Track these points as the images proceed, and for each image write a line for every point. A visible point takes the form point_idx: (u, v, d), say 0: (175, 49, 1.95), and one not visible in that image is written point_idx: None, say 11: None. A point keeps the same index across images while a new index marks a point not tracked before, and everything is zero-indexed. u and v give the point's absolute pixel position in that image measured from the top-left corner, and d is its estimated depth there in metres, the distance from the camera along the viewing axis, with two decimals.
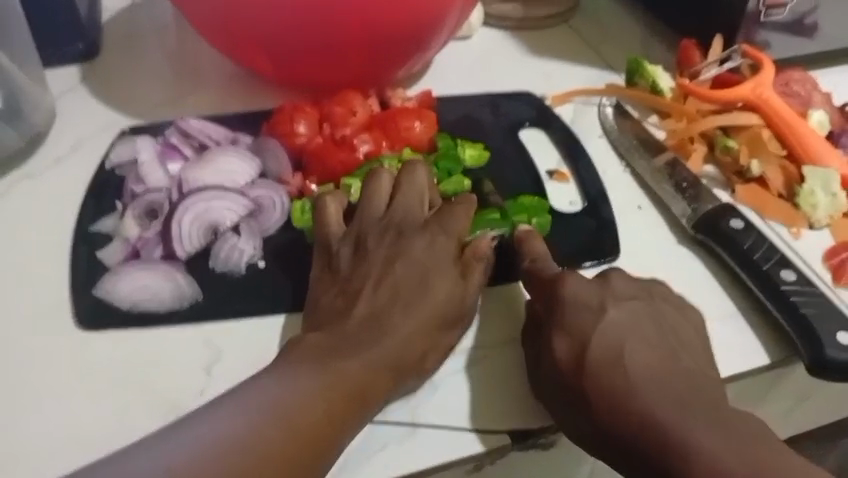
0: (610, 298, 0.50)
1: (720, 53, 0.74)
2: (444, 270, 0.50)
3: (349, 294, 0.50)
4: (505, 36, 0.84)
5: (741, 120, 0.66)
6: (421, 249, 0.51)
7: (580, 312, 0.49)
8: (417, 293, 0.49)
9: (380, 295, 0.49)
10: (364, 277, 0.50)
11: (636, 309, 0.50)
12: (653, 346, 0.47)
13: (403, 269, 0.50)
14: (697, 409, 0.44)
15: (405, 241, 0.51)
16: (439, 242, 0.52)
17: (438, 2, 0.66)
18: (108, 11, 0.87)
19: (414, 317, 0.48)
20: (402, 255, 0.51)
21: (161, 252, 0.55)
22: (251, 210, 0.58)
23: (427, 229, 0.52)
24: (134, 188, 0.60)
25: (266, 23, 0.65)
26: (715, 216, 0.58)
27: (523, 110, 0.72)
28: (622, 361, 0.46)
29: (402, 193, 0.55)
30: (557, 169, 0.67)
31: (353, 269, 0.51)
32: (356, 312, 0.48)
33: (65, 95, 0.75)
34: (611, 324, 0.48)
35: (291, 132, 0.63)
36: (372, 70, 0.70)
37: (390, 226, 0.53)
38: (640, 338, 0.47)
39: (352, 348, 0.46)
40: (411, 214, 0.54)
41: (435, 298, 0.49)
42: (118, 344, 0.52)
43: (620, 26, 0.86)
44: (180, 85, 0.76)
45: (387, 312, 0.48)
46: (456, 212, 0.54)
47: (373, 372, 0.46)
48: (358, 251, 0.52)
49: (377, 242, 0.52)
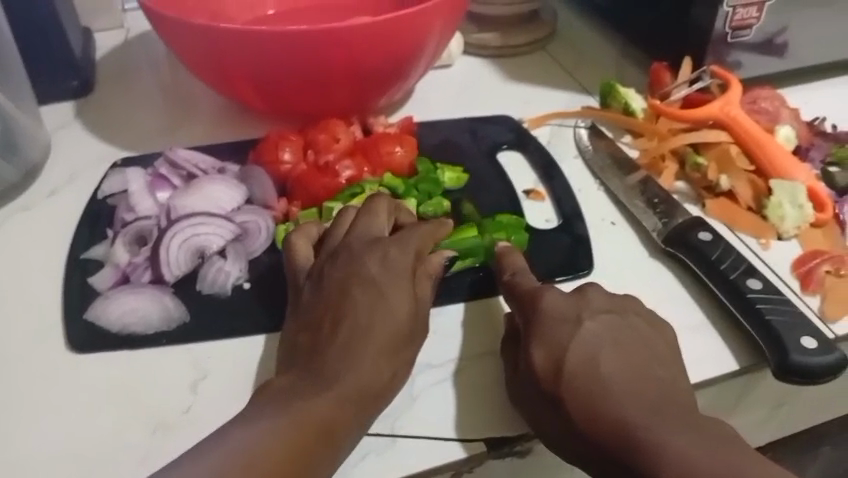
0: (586, 310, 0.51)
1: (690, 74, 0.76)
2: (399, 285, 0.52)
3: (310, 328, 0.51)
4: (484, 64, 0.87)
5: (710, 137, 0.69)
6: (375, 270, 0.52)
7: (557, 325, 0.50)
8: (374, 312, 0.50)
9: (339, 323, 0.50)
10: (322, 307, 0.51)
11: (610, 319, 0.51)
12: (627, 356, 0.48)
13: (359, 291, 0.51)
14: (670, 418, 0.45)
15: (359, 264, 0.53)
16: (393, 258, 0.53)
17: (416, 32, 0.69)
18: (103, 49, 0.90)
19: (372, 339, 0.49)
20: (357, 277, 0.52)
21: (150, 276, 0.58)
22: (237, 234, 0.60)
23: (380, 247, 0.54)
24: (124, 215, 0.62)
25: (251, 57, 0.67)
26: (685, 229, 0.60)
27: (501, 133, 0.75)
28: (599, 373, 0.47)
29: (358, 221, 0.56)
30: (534, 189, 0.69)
31: (312, 299, 0.52)
32: (318, 345, 0.49)
33: (60, 130, 0.78)
34: (587, 336, 0.49)
35: (276, 159, 0.66)
36: (354, 99, 0.73)
37: (344, 250, 0.54)
38: (613, 345, 0.49)
39: (320, 385, 0.47)
40: (364, 236, 0.55)
41: (392, 317, 0.50)
42: (108, 366, 0.53)
43: (595, 51, 0.89)
44: (171, 118, 0.79)
45: (347, 340, 0.49)
46: (412, 232, 0.55)
47: (338, 401, 0.46)
48: (316, 281, 0.53)
49: (332, 267, 0.53)
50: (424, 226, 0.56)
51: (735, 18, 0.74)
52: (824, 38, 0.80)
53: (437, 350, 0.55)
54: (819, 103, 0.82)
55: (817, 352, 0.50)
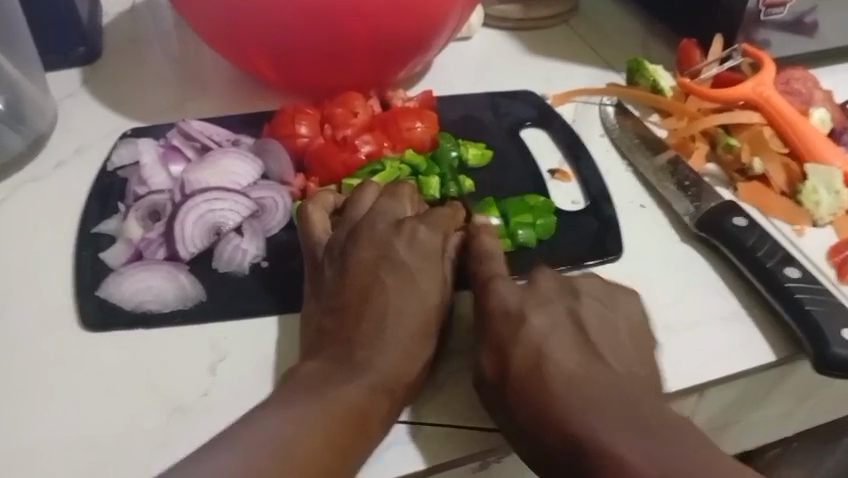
0: (530, 301, 0.50)
1: (721, 53, 0.74)
2: (428, 269, 0.50)
3: (335, 313, 0.49)
4: (505, 37, 0.84)
5: (743, 118, 0.66)
6: (405, 252, 0.51)
7: (499, 321, 0.49)
8: (406, 297, 0.49)
9: (369, 309, 0.48)
10: (349, 290, 0.49)
11: (559, 309, 0.49)
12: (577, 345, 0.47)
13: (389, 276, 0.49)
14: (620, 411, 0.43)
15: (388, 246, 0.51)
16: (421, 241, 0.51)
17: (440, 4, 0.66)
18: (109, 15, 0.87)
19: (406, 327, 0.48)
20: (387, 260, 0.50)
21: (164, 253, 0.55)
22: (253, 210, 0.58)
23: (407, 226, 0.52)
24: (137, 189, 0.60)
25: (267, 25, 0.65)
26: (719, 213, 0.58)
27: (525, 110, 0.72)
28: (541, 366, 0.46)
29: (383, 197, 0.54)
30: (559, 169, 0.67)
31: (336, 281, 0.50)
32: (348, 331, 0.47)
33: (67, 99, 0.75)
34: (531, 327, 0.48)
35: (293, 133, 0.63)
36: (373, 72, 0.70)
37: (366, 228, 0.52)
38: (563, 343, 0.47)
39: (350, 375, 0.45)
40: (390, 213, 0.53)
41: (425, 304, 0.49)
42: (122, 346, 0.52)
43: (619, 26, 0.86)
44: (181, 88, 0.76)
45: (379, 328, 0.47)
46: (440, 213, 0.54)
47: (373, 394, 0.45)
48: (337, 261, 0.51)
49: (356, 247, 0.51)
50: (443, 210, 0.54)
51: None
52: None
53: (462, 335, 0.53)
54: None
55: None
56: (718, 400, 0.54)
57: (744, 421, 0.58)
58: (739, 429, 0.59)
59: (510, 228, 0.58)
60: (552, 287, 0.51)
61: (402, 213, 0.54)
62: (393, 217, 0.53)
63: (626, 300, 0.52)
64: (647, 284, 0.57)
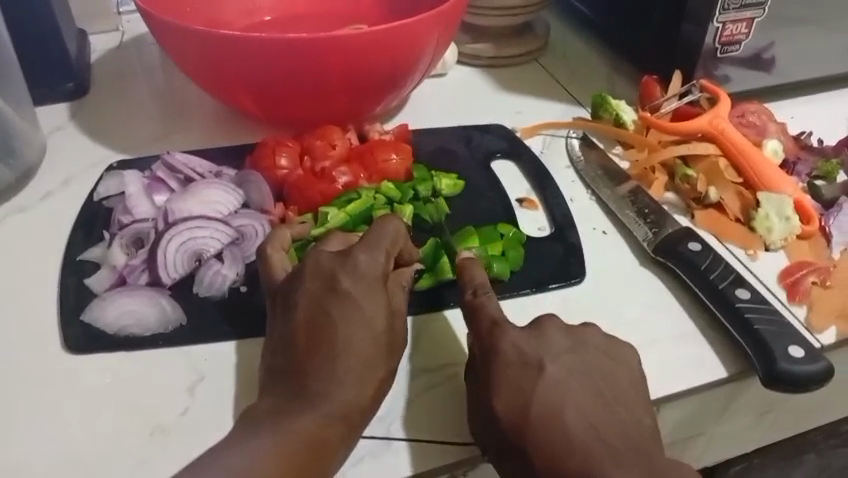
0: (546, 352, 0.49)
1: (680, 88, 0.78)
2: (374, 293, 0.52)
3: (288, 347, 0.50)
4: (477, 74, 0.89)
5: (699, 150, 0.70)
6: (348, 281, 0.52)
7: (517, 368, 0.48)
8: (352, 326, 0.50)
9: (319, 340, 0.50)
10: (297, 324, 0.51)
11: (571, 357, 0.50)
12: (592, 393, 0.48)
13: (334, 306, 0.51)
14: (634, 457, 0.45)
15: (331, 277, 0.52)
16: (365, 267, 0.53)
17: (414, 42, 0.70)
18: (97, 52, 0.91)
19: (353, 354, 0.49)
20: (331, 292, 0.52)
21: (146, 279, 0.58)
22: (234, 238, 0.60)
23: (350, 254, 0.54)
24: (121, 218, 0.62)
25: (250, 63, 0.68)
26: (675, 240, 0.62)
27: (495, 142, 0.76)
28: (562, 423, 0.46)
29: None
30: (527, 197, 0.70)
31: (286, 318, 0.52)
32: (299, 364, 0.49)
33: (55, 132, 0.78)
34: (549, 380, 0.47)
35: (273, 164, 0.67)
36: (351, 106, 0.74)
37: (310, 263, 0.54)
38: (577, 388, 0.48)
39: (303, 407, 0.47)
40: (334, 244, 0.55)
41: (372, 331, 0.51)
42: (106, 367, 0.54)
43: (587, 63, 0.91)
44: (167, 121, 0.79)
45: (328, 359, 0.49)
46: (381, 232, 0.55)
47: (325, 424, 0.47)
48: (286, 299, 0.53)
49: (303, 282, 0.53)
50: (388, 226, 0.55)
51: (724, 34, 0.76)
52: (810, 55, 0.82)
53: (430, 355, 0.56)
54: (804, 118, 0.84)
55: (802, 360, 0.52)
56: (678, 415, 0.57)
57: (704, 437, 0.61)
58: (701, 444, 0.62)
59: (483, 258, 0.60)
60: (562, 333, 0.51)
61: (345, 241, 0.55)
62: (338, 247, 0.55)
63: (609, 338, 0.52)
64: (607, 306, 0.60)
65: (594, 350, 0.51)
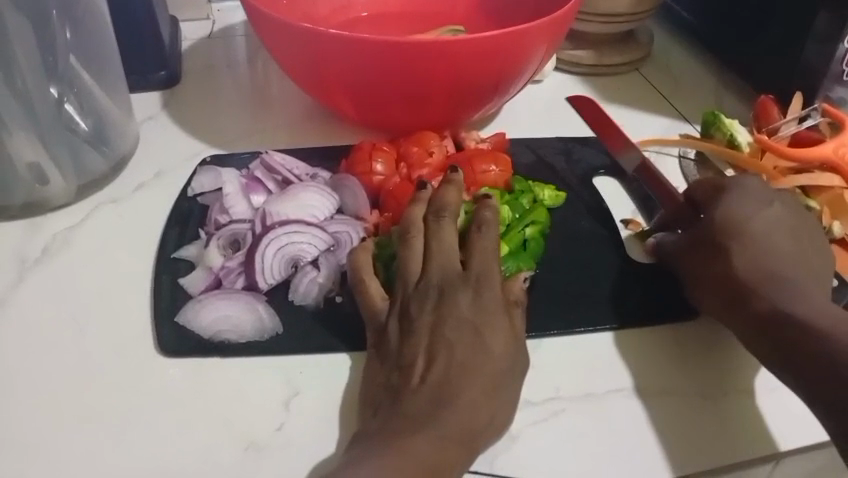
0: (751, 210, 0.57)
1: (800, 111, 0.72)
2: (497, 320, 0.50)
3: (403, 368, 0.48)
4: (577, 82, 0.85)
5: (823, 181, 0.65)
6: (467, 306, 0.50)
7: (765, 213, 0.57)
8: (472, 354, 0.48)
9: (436, 363, 0.47)
10: (415, 348, 0.48)
11: (766, 214, 0.57)
12: (798, 273, 0.54)
13: (454, 332, 0.48)
14: (789, 263, 0.54)
15: (452, 300, 0.50)
16: (487, 294, 0.51)
17: (525, 48, 0.67)
18: (188, 40, 0.90)
19: (474, 384, 0.47)
20: (450, 318, 0.49)
21: (243, 283, 0.56)
22: (329, 244, 0.58)
23: (473, 282, 0.51)
24: (218, 217, 0.61)
25: (355, 68, 0.66)
26: None
27: (598, 158, 0.72)
28: (737, 255, 0.55)
29: (436, 250, 0.53)
30: (632, 218, 0.67)
31: (401, 345, 0.49)
32: (412, 388, 0.47)
33: (148, 121, 0.77)
34: (765, 247, 0.55)
35: (369, 171, 0.65)
36: (451, 112, 0.71)
37: (432, 288, 0.51)
38: (770, 235, 0.56)
39: (416, 425, 0.45)
40: (448, 269, 0.52)
41: (491, 362, 0.48)
42: (200, 374, 0.52)
43: (693, 76, 0.86)
44: (258, 115, 0.78)
45: (444, 381, 0.47)
46: (479, 242, 0.53)
47: (442, 449, 0.44)
48: (403, 324, 0.50)
49: (421, 307, 0.50)
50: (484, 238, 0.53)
51: None
52: None
53: (531, 387, 0.53)
54: None
55: None
56: (805, 465, 0.53)
57: None
58: None
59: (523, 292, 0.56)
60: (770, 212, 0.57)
61: (456, 268, 0.52)
62: (452, 276, 0.52)
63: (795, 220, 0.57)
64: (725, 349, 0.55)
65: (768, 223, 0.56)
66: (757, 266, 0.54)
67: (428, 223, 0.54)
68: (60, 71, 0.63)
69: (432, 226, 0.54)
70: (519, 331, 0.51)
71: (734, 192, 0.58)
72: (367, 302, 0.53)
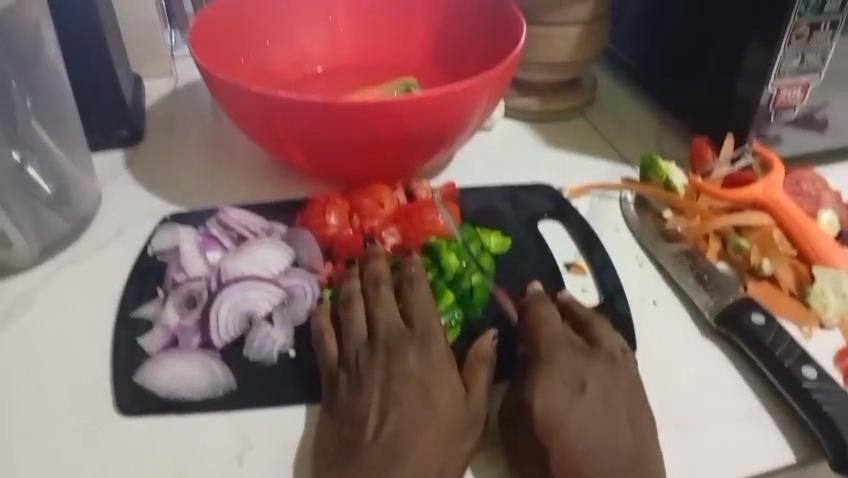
0: (566, 351, 0.56)
1: (733, 153, 0.77)
2: (445, 377, 0.53)
3: (356, 423, 0.51)
4: (525, 128, 0.89)
5: (752, 220, 0.69)
6: (414, 360, 0.53)
7: (596, 361, 0.56)
8: (420, 409, 0.51)
9: (388, 418, 0.50)
10: (366, 402, 0.52)
11: (588, 360, 0.55)
12: (578, 418, 0.52)
13: (402, 389, 0.52)
14: (597, 412, 0.52)
15: (399, 357, 0.54)
16: (432, 349, 0.54)
17: (468, 103, 0.70)
18: (152, 97, 0.93)
19: (424, 435, 0.50)
20: (397, 373, 0.53)
21: (199, 340, 0.58)
22: (283, 299, 0.61)
23: (419, 337, 0.55)
24: (175, 275, 0.63)
25: (305, 127, 0.69)
26: (729, 313, 0.62)
27: (543, 203, 0.76)
28: (551, 396, 0.53)
29: (376, 311, 0.57)
30: (576, 262, 0.70)
31: (352, 398, 0.52)
32: (365, 443, 0.50)
33: (110, 179, 0.79)
34: (578, 394, 0.53)
35: (323, 223, 0.68)
36: (400, 164, 0.74)
37: (381, 345, 0.55)
38: (595, 381, 0.54)
39: None
40: (392, 327, 0.56)
41: (440, 412, 0.51)
42: (157, 431, 0.54)
43: (636, 119, 0.91)
44: (217, 169, 0.81)
45: (395, 436, 0.50)
46: (421, 299, 0.58)
47: None
48: (353, 379, 0.53)
49: (370, 363, 0.54)
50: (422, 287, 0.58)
51: (779, 97, 0.75)
52: None
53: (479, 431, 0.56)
54: None
55: None
56: None
57: None
58: None
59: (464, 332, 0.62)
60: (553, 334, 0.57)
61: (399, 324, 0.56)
62: (397, 332, 0.56)
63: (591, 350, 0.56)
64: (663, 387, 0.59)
65: (570, 362, 0.55)
66: (568, 414, 0.52)
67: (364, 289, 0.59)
68: (19, 136, 0.66)
69: (370, 292, 0.58)
70: (482, 384, 0.54)
71: (557, 324, 0.58)
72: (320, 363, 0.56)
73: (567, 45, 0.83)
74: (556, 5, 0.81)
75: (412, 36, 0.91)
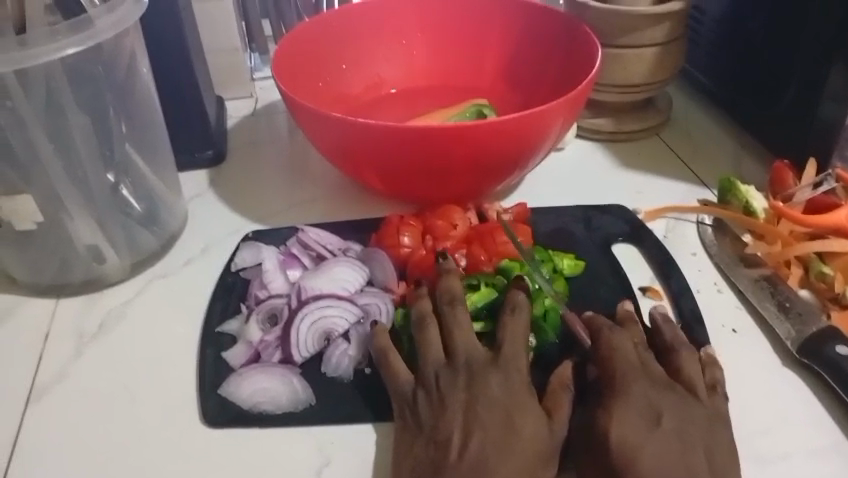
0: (638, 381, 0.55)
1: (814, 177, 0.74)
2: (528, 405, 0.53)
3: (440, 443, 0.52)
4: (598, 149, 0.89)
5: (836, 246, 0.67)
6: (497, 386, 0.54)
7: (672, 393, 0.55)
8: (505, 434, 0.51)
9: (473, 440, 0.51)
10: (450, 424, 0.53)
11: (662, 391, 0.55)
12: (655, 452, 0.51)
13: (486, 412, 0.53)
14: (675, 445, 0.52)
15: (482, 382, 0.54)
16: (515, 375, 0.55)
17: (542, 126, 0.71)
18: (234, 118, 0.97)
19: (510, 461, 0.50)
20: (481, 397, 0.53)
21: (279, 356, 0.61)
22: (359, 317, 0.63)
23: (503, 363, 0.56)
24: (258, 292, 0.66)
25: (382, 150, 0.71)
26: (810, 343, 0.60)
27: (617, 225, 0.76)
28: (628, 427, 0.53)
29: (456, 333, 0.58)
30: (651, 286, 0.69)
31: (436, 419, 0.53)
32: (450, 462, 0.51)
33: (195, 198, 0.83)
34: (655, 427, 0.53)
35: (397, 243, 0.69)
36: (474, 186, 0.75)
37: (462, 368, 0.55)
38: (670, 413, 0.54)
39: None
40: (474, 351, 0.57)
41: (526, 437, 0.51)
42: (240, 443, 0.57)
43: (713, 139, 0.89)
44: (296, 188, 0.84)
45: (481, 460, 0.50)
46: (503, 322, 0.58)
47: None
48: (435, 399, 0.54)
49: (453, 386, 0.54)
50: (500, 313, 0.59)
51: None
52: None
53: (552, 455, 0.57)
54: None
55: None
56: None
57: None
58: None
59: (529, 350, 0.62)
60: (626, 362, 0.57)
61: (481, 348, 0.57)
62: (480, 356, 0.56)
63: (669, 382, 0.56)
64: (742, 418, 0.58)
65: (645, 392, 0.55)
66: (645, 448, 0.52)
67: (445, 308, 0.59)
68: (117, 159, 0.69)
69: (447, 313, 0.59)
70: (563, 410, 0.54)
71: (629, 353, 0.58)
72: (391, 385, 0.57)
73: (642, 66, 0.83)
74: (631, 27, 0.80)
75: (484, 57, 0.92)
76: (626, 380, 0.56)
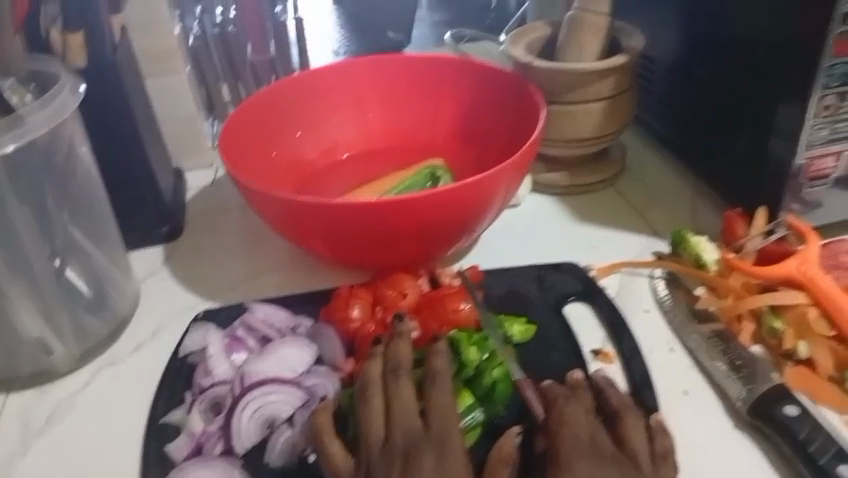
0: (581, 457, 0.54)
1: (765, 226, 0.73)
2: None
3: None
4: (554, 203, 0.89)
5: (788, 299, 0.66)
6: (432, 469, 0.53)
7: (617, 468, 0.53)
8: None
9: None
10: None
11: (604, 465, 0.54)
12: None
13: None
14: None
15: (416, 465, 0.53)
16: (449, 455, 0.54)
17: (487, 191, 0.71)
18: (192, 189, 0.97)
19: None
20: None
21: (222, 447, 0.60)
22: (305, 399, 0.62)
23: (438, 441, 0.54)
24: (202, 380, 0.65)
25: (327, 224, 0.71)
26: (761, 405, 0.59)
27: (570, 283, 0.75)
28: None
29: (396, 411, 0.57)
30: (602, 349, 0.69)
31: None
32: None
33: (149, 277, 0.83)
34: None
35: (346, 317, 0.68)
36: (423, 254, 0.75)
37: (399, 452, 0.54)
38: None
39: None
40: (411, 430, 0.55)
41: None
42: None
43: (669, 187, 0.89)
44: (251, 261, 0.83)
45: None
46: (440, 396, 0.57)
47: None
48: None
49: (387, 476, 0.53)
50: (438, 384, 0.59)
51: (811, 168, 0.71)
52: None
53: None
54: None
55: None
56: None
57: None
58: None
59: (474, 420, 0.62)
60: (572, 437, 0.55)
61: (417, 426, 0.56)
62: (417, 436, 0.55)
63: (615, 457, 0.54)
64: None
65: (587, 468, 0.53)
66: None
67: (392, 380, 0.59)
68: (61, 245, 0.69)
69: (391, 384, 0.59)
70: None
71: (579, 426, 0.56)
72: (326, 469, 0.56)
73: (590, 119, 0.83)
74: (575, 84, 0.81)
75: (436, 117, 0.93)
76: (568, 457, 0.54)
